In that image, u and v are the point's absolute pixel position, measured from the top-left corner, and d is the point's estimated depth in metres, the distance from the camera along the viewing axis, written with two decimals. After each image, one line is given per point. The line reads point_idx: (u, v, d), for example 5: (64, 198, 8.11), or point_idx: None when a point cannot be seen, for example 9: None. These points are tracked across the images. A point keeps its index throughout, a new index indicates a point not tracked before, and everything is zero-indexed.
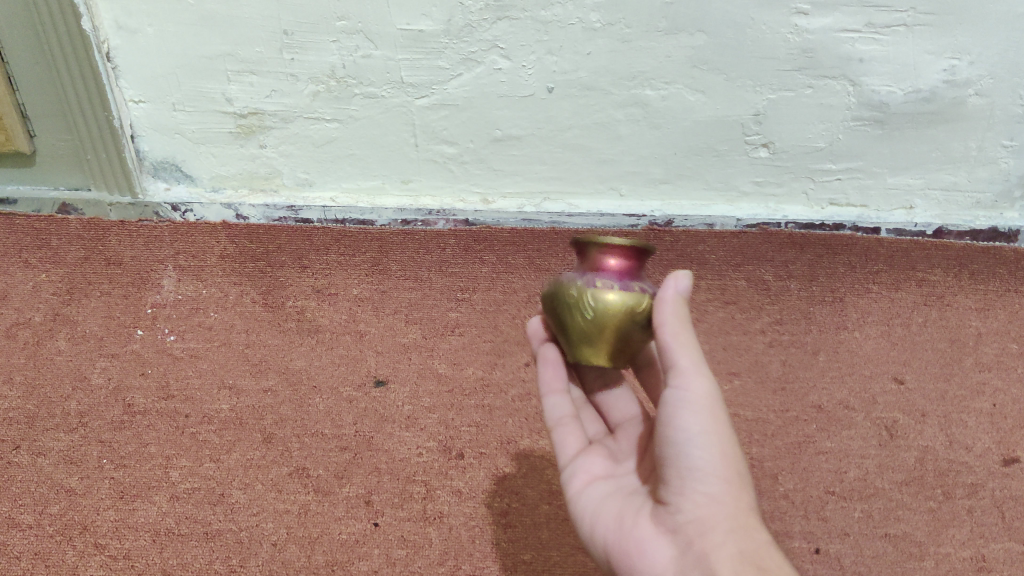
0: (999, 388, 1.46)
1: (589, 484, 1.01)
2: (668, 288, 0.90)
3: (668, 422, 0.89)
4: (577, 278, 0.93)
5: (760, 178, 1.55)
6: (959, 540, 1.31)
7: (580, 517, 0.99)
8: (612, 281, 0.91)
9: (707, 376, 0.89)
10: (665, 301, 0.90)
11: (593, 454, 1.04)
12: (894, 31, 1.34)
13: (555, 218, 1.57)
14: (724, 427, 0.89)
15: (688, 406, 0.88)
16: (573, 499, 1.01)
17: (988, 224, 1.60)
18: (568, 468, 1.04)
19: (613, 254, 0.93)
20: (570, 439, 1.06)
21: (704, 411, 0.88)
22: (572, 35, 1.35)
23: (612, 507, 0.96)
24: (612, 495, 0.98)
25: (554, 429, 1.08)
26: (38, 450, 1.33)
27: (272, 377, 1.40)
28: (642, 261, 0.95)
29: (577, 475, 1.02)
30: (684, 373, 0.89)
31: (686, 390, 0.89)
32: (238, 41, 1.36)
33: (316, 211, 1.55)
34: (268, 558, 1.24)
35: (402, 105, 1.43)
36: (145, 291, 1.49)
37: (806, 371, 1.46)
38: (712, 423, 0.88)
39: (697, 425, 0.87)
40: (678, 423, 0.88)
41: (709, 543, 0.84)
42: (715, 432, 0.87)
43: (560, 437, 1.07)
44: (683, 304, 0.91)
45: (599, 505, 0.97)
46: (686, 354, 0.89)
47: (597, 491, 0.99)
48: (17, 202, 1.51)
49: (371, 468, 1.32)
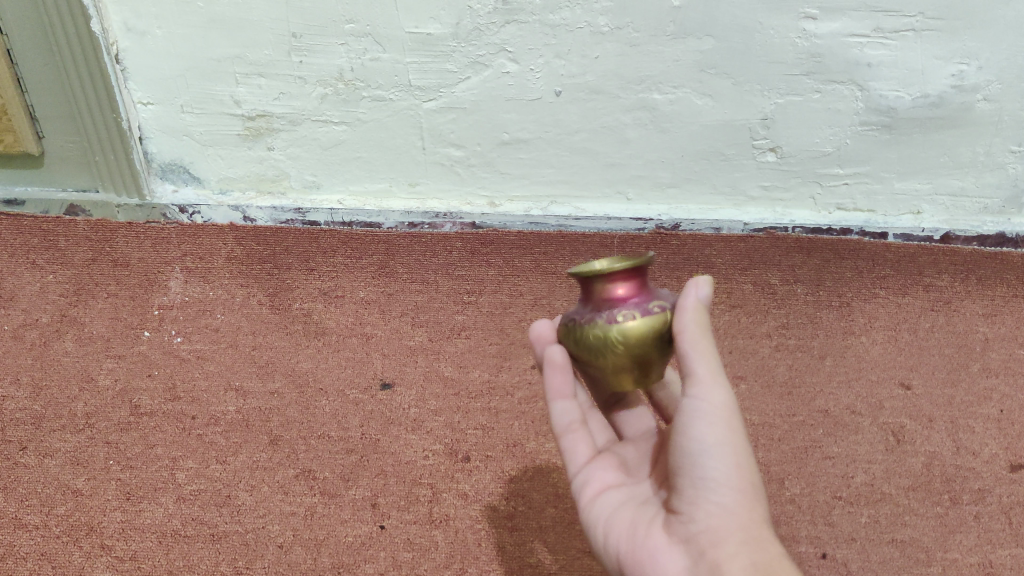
0: (1006, 394, 1.46)
1: (600, 492, 1.01)
2: (689, 295, 0.92)
3: (684, 432, 0.90)
4: (595, 315, 0.92)
5: (767, 182, 1.56)
6: (966, 546, 1.30)
7: (592, 526, 0.99)
8: (631, 309, 0.91)
9: (724, 387, 0.90)
10: (685, 310, 0.91)
11: (604, 461, 1.04)
12: (901, 36, 1.35)
13: (563, 222, 1.57)
14: (739, 438, 0.89)
15: (704, 415, 0.89)
16: (585, 508, 1.01)
17: (996, 229, 1.60)
18: (579, 476, 1.04)
19: (618, 280, 0.92)
20: (579, 446, 1.06)
21: (720, 422, 0.88)
22: (580, 39, 1.35)
23: (625, 515, 0.96)
24: (625, 504, 0.98)
25: (562, 436, 1.07)
26: (44, 451, 1.33)
27: (278, 379, 1.41)
28: (643, 274, 0.95)
29: (587, 483, 1.02)
30: (701, 382, 0.90)
31: (704, 400, 0.89)
32: (247, 44, 1.36)
33: (323, 213, 1.55)
34: (275, 560, 1.24)
35: (410, 108, 1.43)
36: (152, 292, 1.49)
37: (812, 376, 1.45)
38: (728, 433, 0.88)
39: (713, 435, 0.88)
40: (693, 432, 0.89)
41: (721, 554, 0.83)
42: (730, 443, 0.88)
43: (568, 445, 1.06)
44: (703, 311, 0.92)
45: (611, 514, 0.97)
46: (704, 364, 0.90)
47: (609, 500, 0.99)
48: (24, 204, 1.51)
49: (378, 471, 1.32)
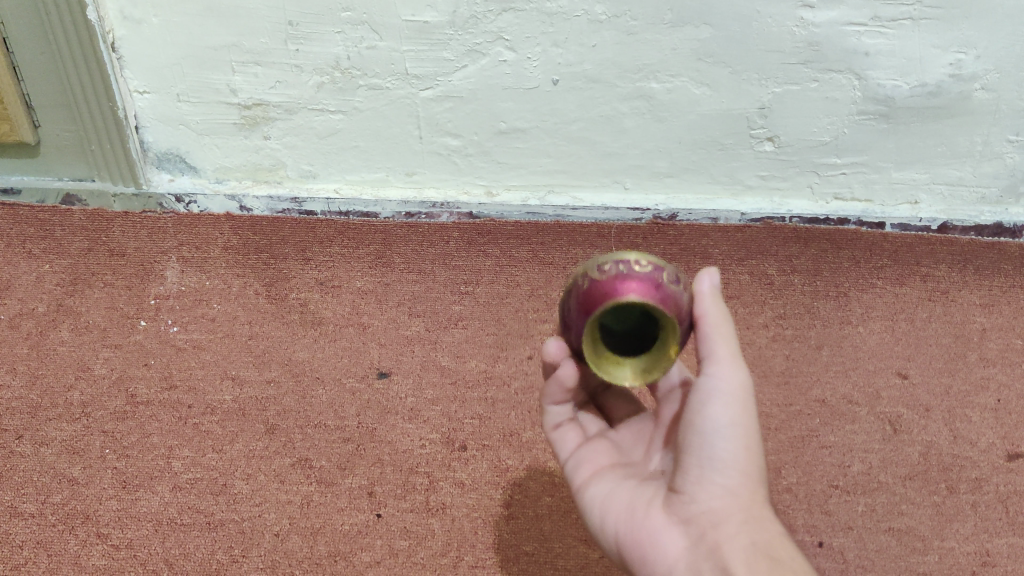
0: (1003, 384, 1.45)
1: (595, 476, 1.01)
2: (703, 285, 0.94)
3: (697, 411, 0.90)
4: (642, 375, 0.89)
5: (764, 172, 1.56)
6: (963, 535, 1.29)
7: (587, 507, 0.99)
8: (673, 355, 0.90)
9: (741, 369, 0.91)
10: (703, 299, 0.93)
11: (596, 446, 1.05)
12: (900, 24, 1.34)
13: (560, 211, 1.59)
14: (751, 420, 0.90)
15: (720, 395, 0.89)
16: (579, 490, 1.01)
17: (993, 219, 1.62)
18: (569, 463, 1.05)
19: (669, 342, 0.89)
20: (569, 436, 1.08)
21: (734, 403, 0.89)
22: (577, 27, 1.34)
23: (621, 497, 0.96)
24: (622, 485, 0.98)
25: (552, 430, 1.09)
26: (39, 439, 1.32)
27: (275, 368, 1.40)
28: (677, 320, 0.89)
29: (578, 469, 1.03)
30: (719, 363, 0.91)
31: (720, 381, 0.90)
32: (243, 32, 1.36)
33: (319, 203, 1.57)
34: (270, 548, 1.23)
35: (406, 96, 1.43)
36: (148, 282, 1.49)
37: (810, 366, 1.45)
38: (740, 415, 0.89)
39: (726, 416, 0.89)
40: (707, 411, 0.89)
41: (722, 533, 0.85)
42: (742, 425, 0.89)
43: (558, 438, 1.08)
44: (720, 299, 0.94)
45: (608, 494, 0.97)
46: (724, 347, 0.91)
47: (602, 482, 0.99)
48: (21, 192, 1.54)
49: (374, 460, 1.31)
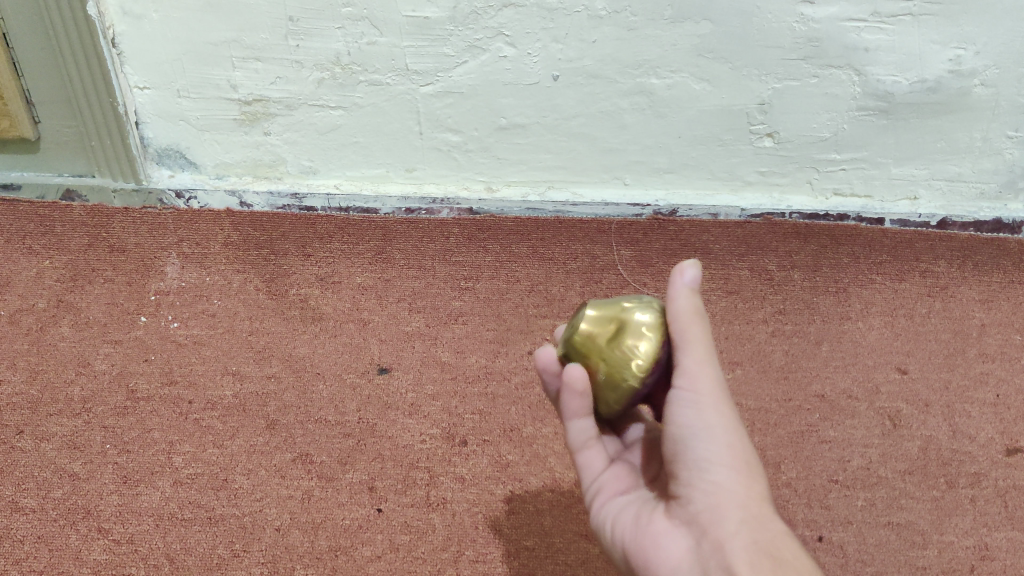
0: (1002, 379, 1.46)
1: (615, 498, 1.01)
2: (676, 284, 0.94)
3: (674, 419, 0.91)
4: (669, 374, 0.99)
5: (764, 168, 1.56)
6: (961, 529, 1.29)
7: (600, 525, 1.01)
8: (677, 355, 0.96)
9: (713, 370, 0.92)
10: (677, 295, 0.94)
11: (620, 470, 1.05)
12: (899, 20, 1.34)
13: (560, 208, 1.59)
14: (730, 419, 0.91)
15: (694, 402, 0.90)
16: (598, 513, 1.02)
17: (992, 215, 1.62)
18: (594, 487, 1.04)
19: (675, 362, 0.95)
20: (596, 459, 1.05)
21: (709, 406, 0.90)
22: (577, 22, 1.34)
23: (631, 510, 0.97)
24: (634, 500, 0.99)
25: (578, 451, 1.06)
26: (40, 435, 1.32)
27: (275, 364, 1.40)
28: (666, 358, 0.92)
29: (601, 493, 1.03)
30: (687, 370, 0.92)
31: (691, 387, 0.91)
32: (243, 27, 1.36)
33: (319, 199, 1.57)
34: (271, 543, 1.23)
35: (407, 92, 1.43)
36: (148, 278, 1.49)
37: (809, 361, 1.45)
38: (717, 415, 0.90)
39: (703, 419, 0.90)
40: (682, 418, 0.91)
41: (721, 532, 0.84)
42: (720, 425, 0.90)
43: (585, 460, 1.06)
44: (693, 297, 0.94)
45: (620, 511, 0.99)
46: (692, 350, 0.92)
47: (614, 501, 1.01)
48: (21, 188, 1.54)
49: (375, 455, 1.32)
